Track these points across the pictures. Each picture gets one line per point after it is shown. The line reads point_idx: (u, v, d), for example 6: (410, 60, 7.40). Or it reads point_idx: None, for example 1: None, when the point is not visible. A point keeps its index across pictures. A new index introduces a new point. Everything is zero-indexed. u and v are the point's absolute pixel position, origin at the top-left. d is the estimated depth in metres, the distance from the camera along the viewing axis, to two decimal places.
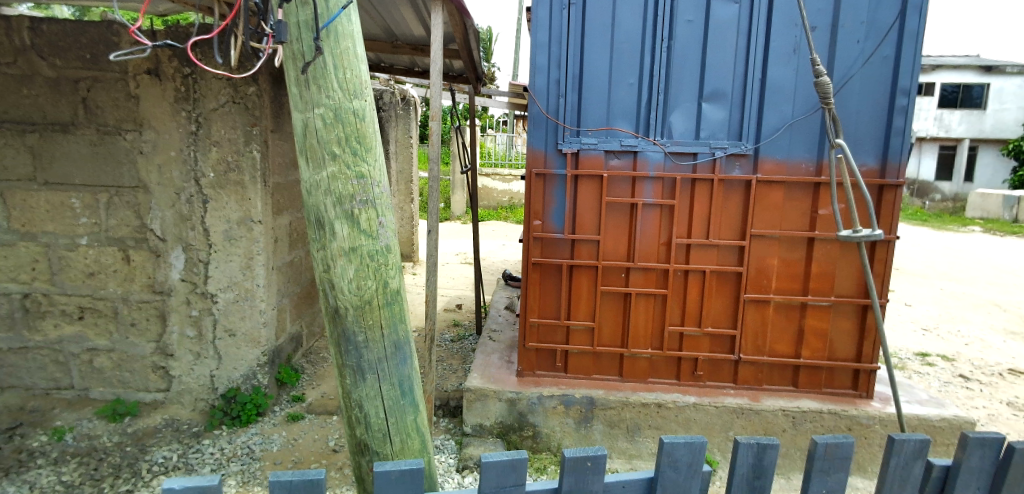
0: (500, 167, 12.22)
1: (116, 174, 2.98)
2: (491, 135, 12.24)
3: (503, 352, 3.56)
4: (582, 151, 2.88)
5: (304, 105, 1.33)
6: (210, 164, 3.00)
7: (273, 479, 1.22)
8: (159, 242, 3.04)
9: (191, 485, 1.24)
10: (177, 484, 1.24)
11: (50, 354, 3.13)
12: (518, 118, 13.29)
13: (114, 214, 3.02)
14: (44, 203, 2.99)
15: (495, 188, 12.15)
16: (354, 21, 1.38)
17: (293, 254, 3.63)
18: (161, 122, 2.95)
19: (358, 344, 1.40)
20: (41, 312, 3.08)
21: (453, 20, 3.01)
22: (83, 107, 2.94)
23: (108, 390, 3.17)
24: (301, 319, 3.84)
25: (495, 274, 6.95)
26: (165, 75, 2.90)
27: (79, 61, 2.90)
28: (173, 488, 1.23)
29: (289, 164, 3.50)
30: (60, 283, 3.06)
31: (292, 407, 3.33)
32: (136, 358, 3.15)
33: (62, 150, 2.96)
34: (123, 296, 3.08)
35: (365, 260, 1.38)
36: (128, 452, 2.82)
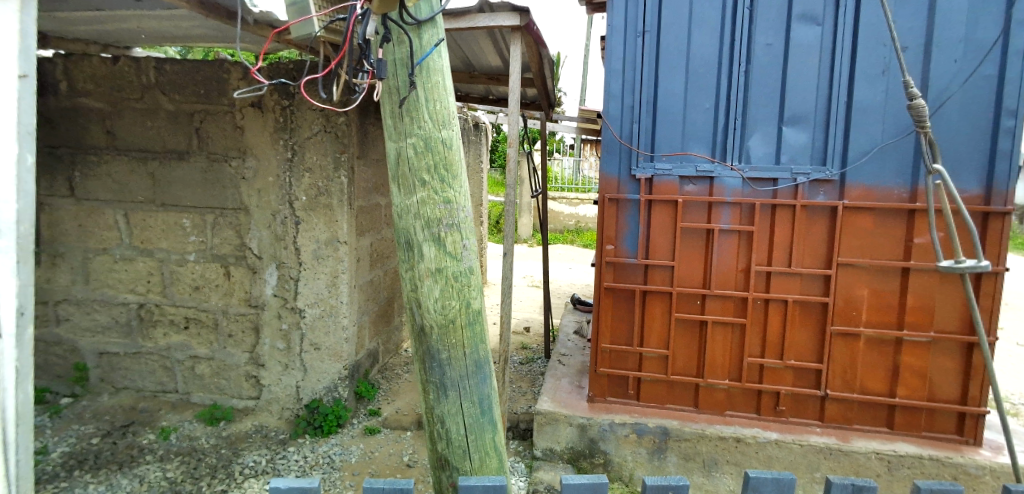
0: (566, 191, 12.30)
1: (222, 197, 3.27)
2: (558, 159, 12.36)
3: (573, 376, 3.56)
4: (656, 176, 2.88)
5: (397, 135, 1.43)
6: (303, 189, 3.23)
7: (367, 485, 1.30)
8: (256, 260, 3.29)
9: (294, 485, 1.32)
10: (283, 484, 1.32)
11: (160, 359, 3.43)
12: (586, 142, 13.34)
13: (219, 234, 3.30)
14: (161, 223, 3.31)
15: (562, 211, 12.21)
16: (444, 57, 1.47)
17: (373, 273, 3.81)
18: (261, 150, 3.21)
19: (442, 362, 1.47)
20: (155, 321, 3.39)
21: (530, 51, 3.10)
22: (197, 137, 3.25)
23: (207, 395, 3.44)
24: (378, 336, 4.01)
25: (563, 298, 6.96)
26: (266, 108, 3.17)
27: (195, 96, 3.22)
28: (280, 487, 1.32)
29: (372, 189, 3.71)
30: (171, 295, 3.36)
31: (369, 421, 3.47)
32: (232, 367, 3.40)
33: (177, 175, 3.28)
34: (223, 309, 3.34)
35: (450, 281, 1.44)
36: (223, 454, 3.04)
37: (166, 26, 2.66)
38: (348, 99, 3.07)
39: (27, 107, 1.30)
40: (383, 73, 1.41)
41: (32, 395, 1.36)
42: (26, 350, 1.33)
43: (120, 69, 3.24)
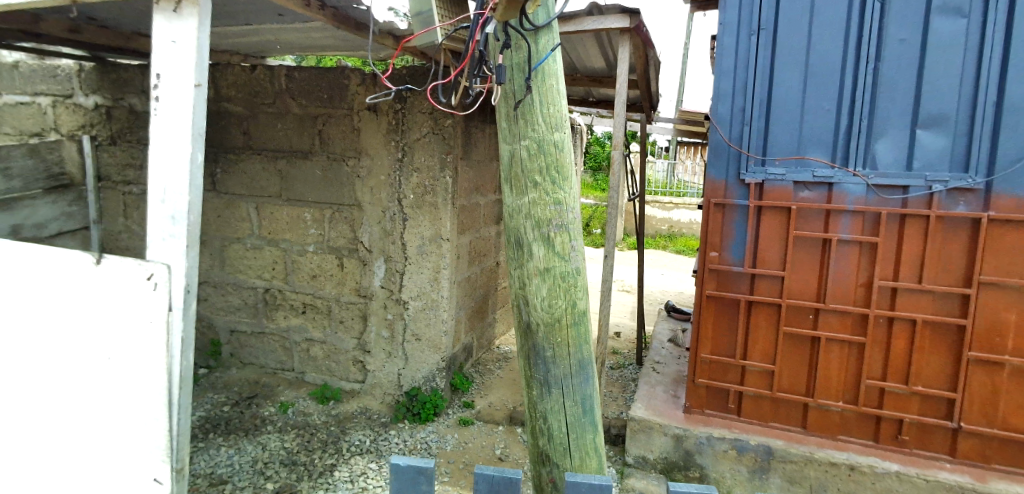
0: (661, 195, 11.98)
1: (339, 194, 3.51)
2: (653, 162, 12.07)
3: (668, 385, 3.48)
4: (768, 182, 2.74)
5: (512, 138, 1.48)
6: (411, 187, 3.41)
7: (479, 472, 1.35)
8: (367, 253, 3.50)
9: (413, 464, 1.36)
10: (403, 461, 1.38)
11: (279, 340, 3.75)
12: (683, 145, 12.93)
13: (335, 227, 3.54)
14: (286, 216, 3.62)
15: (654, 216, 11.88)
16: (559, 61, 1.50)
17: (471, 270, 3.93)
18: (375, 150, 3.42)
19: (547, 359, 1.50)
20: (277, 304, 3.71)
21: (637, 53, 3.07)
22: (319, 138, 3.51)
23: (319, 375, 3.71)
24: (473, 331, 4.13)
25: (655, 304, 6.80)
26: (381, 111, 3.38)
27: (320, 101, 3.48)
28: (399, 465, 1.37)
29: (473, 189, 3.83)
30: (292, 282, 3.66)
31: (463, 412, 3.59)
32: (342, 351, 3.64)
33: (301, 173, 3.56)
34: (336, 297, 3.60)
35: (558, 280, 1.47)
36: (333, 431, 3.27)
37: (299, 38, 2.89)
38: (464, 101, 3.33)
39: (201, 112, 1.47)
40: (502, 78, 1.47)
41: (192, 362, 1.52)
42: (190, 322, 1.50)
43: (256, 77, 3.57)
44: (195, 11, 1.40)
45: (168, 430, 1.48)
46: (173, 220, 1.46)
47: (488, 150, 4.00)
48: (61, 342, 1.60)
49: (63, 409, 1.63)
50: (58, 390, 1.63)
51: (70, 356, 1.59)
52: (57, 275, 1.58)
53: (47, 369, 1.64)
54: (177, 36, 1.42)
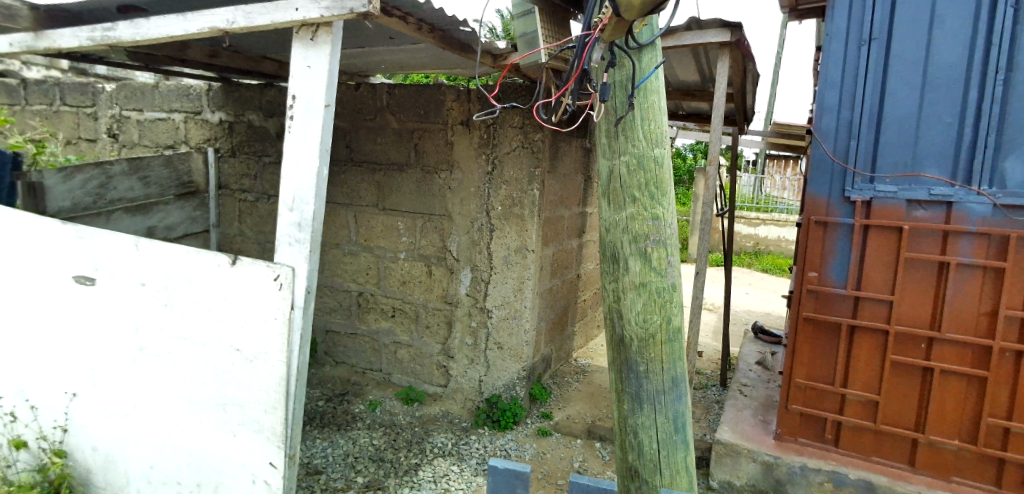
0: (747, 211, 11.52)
1: (431, 204, 3.64)
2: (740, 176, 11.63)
3: (757, 409, 3.33)
4: (876, 200, 2.58)
5: (611, 153, 1.50)
6: (499, 199, 3.50)
7: (575, 482, 1.53)
8: (455, 261, 3.61)
9: (511, 467, 1.46)
10: (502, 462, 1.47)
11: (370, 341, 3.92)
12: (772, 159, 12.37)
13: (425, 236, 3.68)
14: (381, 224, 3.79)
15: (739, 231, 11.43)
16: (662, 78, 1.51)
17: (553, 282, 3.96)
18: (466, 163, 3.54)
19: (640, 374, 1.50)
20: (369, 308, 3.88)
21: (735, 66, 2.99)
22: (414, 151, 3.66)
23: (405, 378, 3.84)
24: (553, 342, 4.16)
25: (738, 323, 6.53)
26: (473, 126, 3.48)
27: (416, 116, 3.61)
28: (498, 467, 1.47)
29: (558, 201, 3.87)
30: (383, 287, 3.82)
31: (541, 423, 3.61)
32: (427, 355, 3.76)
33: (397, 184, 3.73)
34: (424, 303, 3.72)
35: (653, 296, 1.47)
36: (417, 432, 3.39)
37: (402, 58, 3.06)
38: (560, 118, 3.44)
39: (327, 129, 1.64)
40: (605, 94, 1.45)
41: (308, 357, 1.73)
42: (308, 320, 1.70)
43: (360, 93, 3.77)
44: (329, 39, 1.60)
45: (284, 417, 1.68)
46: (299, 227, 1.65)
47: (574, 164, 4.02)
48: (195, 333, 1.80)
49: (193, 393, 1.83)
50: (190, 376, 1.83)
51: (203, 346, 1.79)
52: (192, 275, 1.77)
53: (182, 357, 1.84)
54: (312, 60, 1.63)
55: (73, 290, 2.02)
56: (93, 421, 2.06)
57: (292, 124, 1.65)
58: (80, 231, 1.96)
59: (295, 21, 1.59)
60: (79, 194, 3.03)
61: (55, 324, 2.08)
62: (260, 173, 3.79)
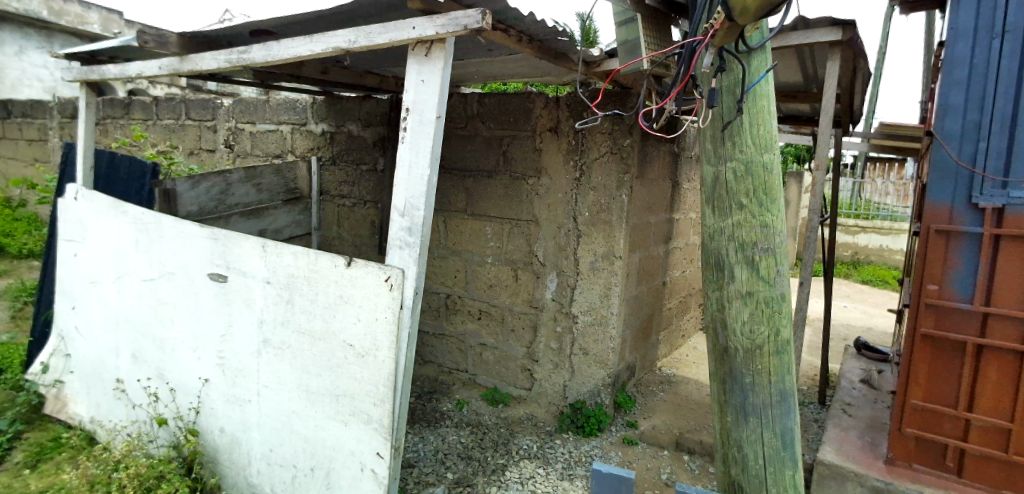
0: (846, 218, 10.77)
1: (519, 210, 3.66)
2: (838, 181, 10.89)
3: (864, 431, 3.11)
4: (1009, 206, 2.34)
5: (717, 159, 1.57)
6: (587, 205, 3.49)
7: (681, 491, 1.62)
8: (541, 266, 3.63)
9: (615, 472, 1.56)
10: (605, 467, 1.60)
11: (456, 341, 4.01)
12: (875, 163, 11.49)
13: (513, 240, 3.70)
14: (469, 229, 3.84)
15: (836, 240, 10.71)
16: (772, 81, 1.55)
17: (639, 289, 3.90)
18: (554, 169, 3.53)
19: (745, 385, 1.60)
20: (456, 310, 3.96)
21: (845, 65, 2.82)
22: (504, 158, 3.68)
23: (489, 378, 3.91)
24: (637, 350, 4.09)
25: (835, 337, 6.13)
26: (562, 132, 3.48)
27: (506, 124, 3.67)
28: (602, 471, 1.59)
29: (646, 207, 3.80)
30: (471, 289, 3.88)
31: (626, 431, 3.55)
32: (512, 358, 3.80)
33: (486, 192, 3.76)
34: (510, 306, 3.75)
35: (761, 305, 1.54)
36: (503, 433, 3.44)
37: (496, 68, 3.13)
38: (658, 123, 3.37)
39: (439, 137, 1.84)
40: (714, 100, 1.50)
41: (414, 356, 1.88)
42: (414, 320, 1.85)
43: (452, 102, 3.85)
44: (442, 53, 1.79)
45: (392, 410, 1.83)
46: (409, 231, 1.84)
47: (663, 168, 3.93)
48: (314, 328, 1.97)
49: (311, 384, 2.01)
50: (308, 368, 2.00)
51: (320, 341, 1.96)
52: (312, 274, 1.95)
53: (301, 350, 2.01)
54: (425, 75, 1.83)
55: (206, 286, 2.24)
56: (221, 405, 2.27)
57: (406, 134, 1.87)
58: (215, 233, 2.18)
59: (412, 39, 1.80)
60: (204, 200, 3.30)
61: (191, 316, 2.31)
62: (357, 180, 3.95)
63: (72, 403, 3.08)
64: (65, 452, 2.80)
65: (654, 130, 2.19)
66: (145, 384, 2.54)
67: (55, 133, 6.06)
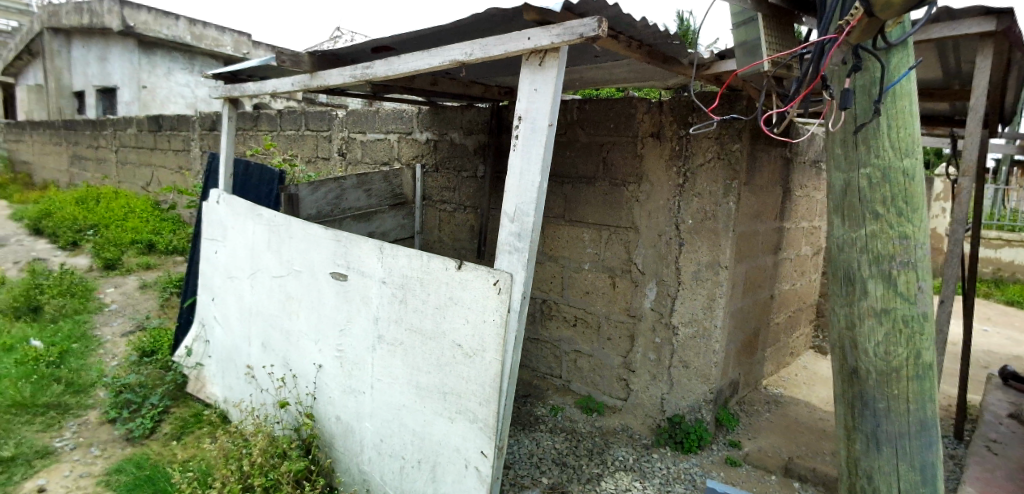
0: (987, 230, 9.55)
1: (618, 216, 3.39)
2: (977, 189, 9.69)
3: (1013, 472, 2.74)
4: None
5: (849, 165, 1.61)
6: (690, 212, 3.18)
7: None
8: (640, 274, 3.34)
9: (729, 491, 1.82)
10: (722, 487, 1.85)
11: (550, 348, 3.77)
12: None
13: (611, 248, 3.43)
14: (565, 236, 3.60)
15: None
16: (914, 80, 1.53)
17: (746, 301, 3.68)
18: (656, 176, 3.24)
19: (879, 411, 1.64)
20: (551, 315, 3.72)
21: (998, 59, 2.52)
22: (603, 164, 3.42)
23: (583, 386, 3.66)
24: (742, 366, 3.85)
25: (973, 365, 5.43)
26: (664, 137, 3.19)
27: (606, 129, 3.39)
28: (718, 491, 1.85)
29: (757, 214, 3.58)
30: (567, 295, 3.64)
31: (730, 451, 3.31)
32: (607, 367, 3.54)
33: (585, 197, 3.50)
34: (606, 314, 3.49)
35: (899, 324, 1.58)
36: (597, 441, 3.32)
37: (601, 74, 3.11)
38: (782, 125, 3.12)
39: (551, 145, 1.90)
40: (848, 102, 1.53)
41: (519, 359, 1.93)
42: (520, 325, 1.90)
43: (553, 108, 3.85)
44: (555, 62, 1.86)
45: (497, 411, 1.89)
46: (518, 236, 1.90)
47: (774, 175, 3.69)
48: (425, 327, 2.06)
49: (421, 381, 2.10)
50: (418, 365, 2.10)
51: (430, 339, 2.05)
52: (424, 276, 2.04)
53: (413, 347, 2.11)
54: (539, 83, 1.91)
55: (328, 283, 2.41)
56: (337, 395, 2.43)
57: (519, 142, 1.94)
58: (338, 235, 2.35)
59: (527, 49, 1.89)
60: (322, 204, 3.59)
61: (314, 310, 2.49)
62: (457, 186, 4.01)
63: (209, 384, 3.44)
64: (205, 427, 3.14)
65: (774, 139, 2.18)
66: (273, 370, 2.77)
67: (196, 143, 6.78)
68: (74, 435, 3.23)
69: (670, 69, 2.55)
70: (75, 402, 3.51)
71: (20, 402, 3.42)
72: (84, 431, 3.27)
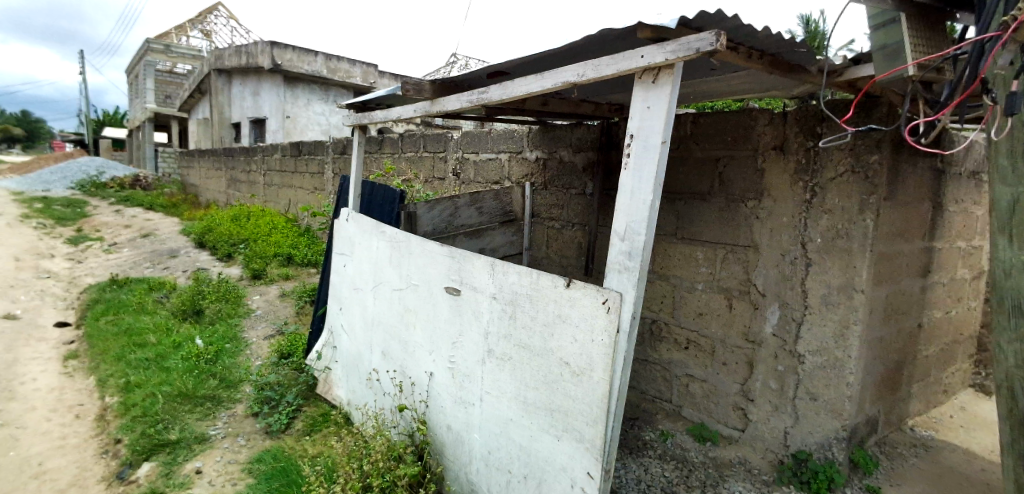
0: None
1: (735, 234, 3.09)
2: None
3: None
4: None
5: (1015, 182, 1.66)
6: (819, 230, 2.82)
7: None
8: (760, 296, 3.00)
9: None
10: None
11: (661, 370, 3.46)
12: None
13: (728, 268, 3.12)
14: (679, 254, 3.33)
15: None
16: None
17: (886, 330, 3.31)
18: (779, 191, 2.92)
19: None
20: (662, 337, 3.43)
21: None
22: (719, 180, 3.15)
23: (696, 413, 3.33)
24: (881, 402, 3.45)
25: None
26: (789, 150, 2.88)
27: (722, 143, 3.14)
28: None
29: (899, 233, 3.21)
30: (678, 317, 3.35)
31: None
32: (723, 394, 3.21)
33: (699, 214, 3.23)
34: (722, 338, 3.17)
35: None
36: (711, 474, 3.04)
37: (719, 86, 2.97)
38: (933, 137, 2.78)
39: (664, 163, 1.87)
40: (1015, 109, 1.54)
41: (628, 381, 1.89)
42: (630, 346, 1.87)
43: None
44: (669, 79, 1.84)
45: (604, 433, 1.86)
46: (629, 255, 1.88)
47: (920, 189, 3.31)
48: (533, 343, 2.08)
49: (528, 397, 2.12)
50: (526, 382, 2.12)
51: (539, 356, 2.07)
52: (534, 293, 2.07)
53: (521, 362, 2.14)
54: (652, 101, 1.89)
55: (443, 297, 2.52)
56: (449, 405, 2.51)
57: (630, 160, 1.92)
58: (453, 252, 2.45)
59: (640, 67, 1.88)
60: (438, 221, 3.76)
61: (430, 322, 2.61)
62: (566, 203, 4.02)
63: (336, 387, 3.71)
64: (331, 426, 3.40)
65: (925, 147, 2.27)
66: (392, 377, 2.93)
67: (329, 167, 7.43)
68: (225, 424, 3.63)
69: (797, 78, 2.39)
70: (227, 396, 3.95)
71: (184, 393, 3.92)
72: (233, 422, 3.66)
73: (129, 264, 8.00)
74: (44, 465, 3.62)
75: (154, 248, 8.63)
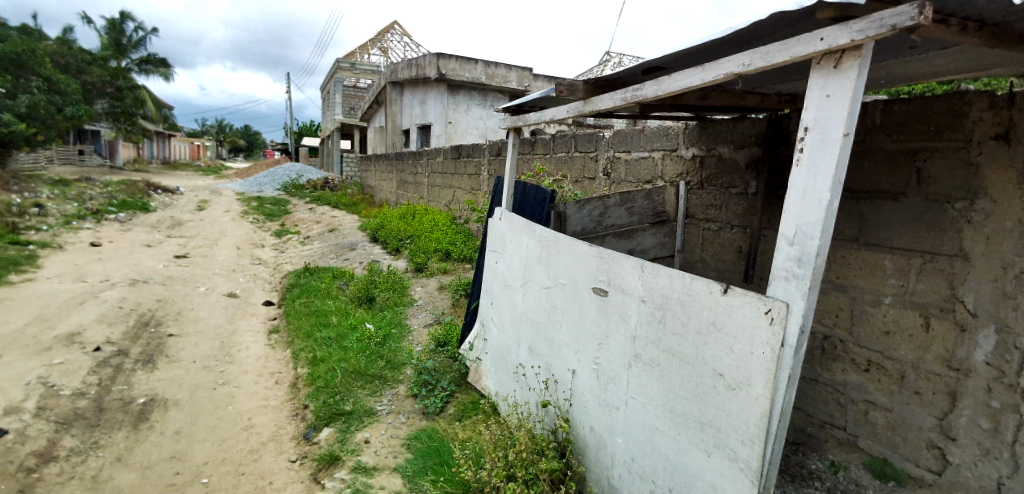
0: None
1: (937, 240, 2.60)
2: None
3: None
4: None
5: None
6: None
7: None
8: (969, 316, 2.50)
9: None
10: None
11: (833, 392, 3.06)
12: None
13: (925, 281, 2.64)
14: (860, 262, 2.91)
15: None
16: None
17: None
18: (1000, 189, 2.40)
19: None
20: (836, 356, 3.04)
21: None
22: (917, 178, 2.69)
23: (878, 446, 2.87)
24: None
25: None
26: (1017, 139, 2.36)
27: (922, 134, 2.68)
28: None
29: None
30: (858, 334, 2.93)
31: None
32: (913, 428, 2.72)
33: (889, 217, 2.80)
34: (915, 363, 2.69)
35: None
36: None
37: (919, 68, 2.55)
38: None
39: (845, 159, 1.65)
40: None
41: (792, 400, 1.72)
42: (797, 362, 1.69)
43: None
44: (855, 62, 1.62)
45: (763, 454, 1.71)
46: (799, 261, 1.70)
47: None
48: (684, 351, 1.97)
49: (676, 407, 2.01)
50: (674, 391, 2.02)
51: (689, 365, 1.95)
52: (686, 298, 1.95)
53: (669, 370, 2.03)
54: (832, 89, 1.68)
55: (590, 298, 2.49)
56: (593, 407, 2.48)
57: (804, 156, 1.73)
58: (602, 252, 2.40)
59: (819, 51, 1.68)
60: (587, 221, 3.76)
61: (576, 322, 2.59)
62: (725, 203, 3.73)
63: (484, 377, 3.84)
64: (480, 414, 3.54)
65: None
66: (537, 372, 2.97)
67: (485, 168, 7.78)
68: (390, 402, 3.97)
69: None
70: (391, 376, 4.30)
71: (357, 371, 4.36)
72: (395, 400, 3.99)
73: (318, 255, 9.12)
74: (252, 420, 4.27)
75: (338, 241, 9.75)
